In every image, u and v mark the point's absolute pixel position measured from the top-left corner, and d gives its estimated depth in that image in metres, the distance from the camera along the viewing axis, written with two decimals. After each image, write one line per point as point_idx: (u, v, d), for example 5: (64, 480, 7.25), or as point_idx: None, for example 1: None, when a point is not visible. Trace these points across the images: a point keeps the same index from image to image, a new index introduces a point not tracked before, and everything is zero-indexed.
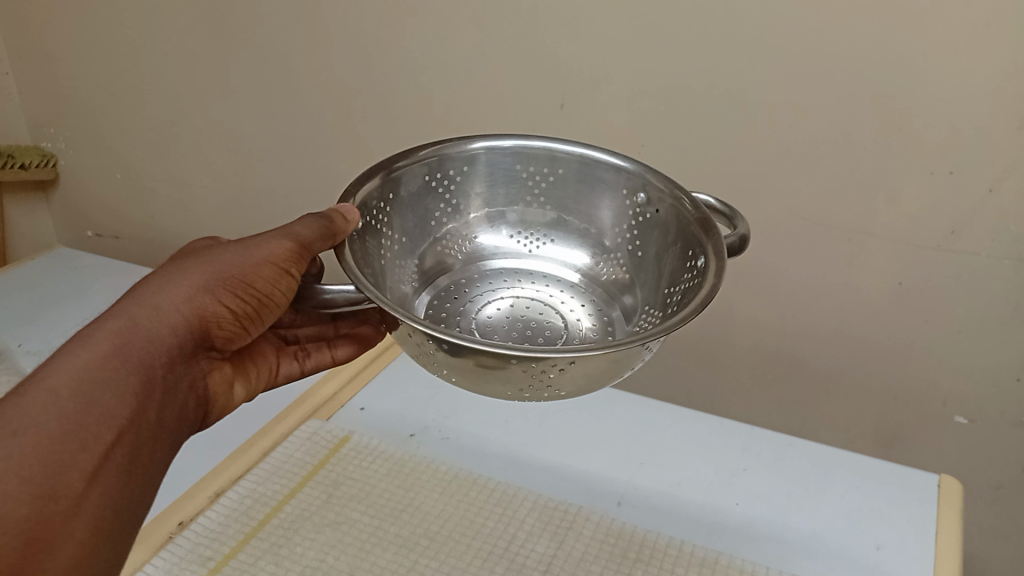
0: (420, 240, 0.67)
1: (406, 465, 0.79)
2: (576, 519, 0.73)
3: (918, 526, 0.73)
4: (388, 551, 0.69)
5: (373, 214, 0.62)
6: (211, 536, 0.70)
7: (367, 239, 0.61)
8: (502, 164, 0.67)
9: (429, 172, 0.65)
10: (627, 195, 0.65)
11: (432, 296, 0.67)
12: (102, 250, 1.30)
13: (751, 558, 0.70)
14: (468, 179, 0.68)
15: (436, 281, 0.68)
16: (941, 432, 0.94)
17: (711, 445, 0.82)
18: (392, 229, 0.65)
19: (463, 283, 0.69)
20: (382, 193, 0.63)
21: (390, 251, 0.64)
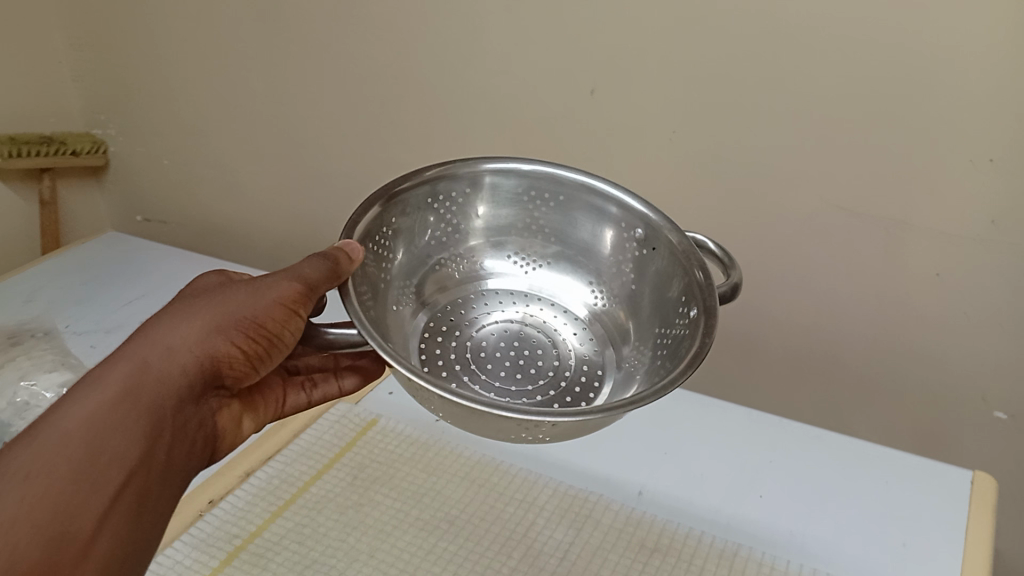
0: (420, 260, 0.69)
1: (430, 449, 0.80)
2: (594, 507, 0.74)
3: (946, 526, 0.72)
4: (408, 533, 0.71)
5: (379, 237, 0.63)
6: (238, 514, 0.72)
7: (370, 262, 0.62)
8: (505, 188, 0.68)
9: (433, 194, 0.67)
10: (626, 229, 0.67)
11: (429, 317, 0.69)
12: (151, 234, 1.34)
13: (771, 551, 0.69)
14: (470, 202, 0.69)
15: (435, 300, 0.70)
16: (980, 429, 0.91)
17: (736, 438, 0.82)
18: (395, 249, 0.66)
19: (461, 300, 0.71)
20: (387, 218, 0.64)
21: (393, 271, 0.66)
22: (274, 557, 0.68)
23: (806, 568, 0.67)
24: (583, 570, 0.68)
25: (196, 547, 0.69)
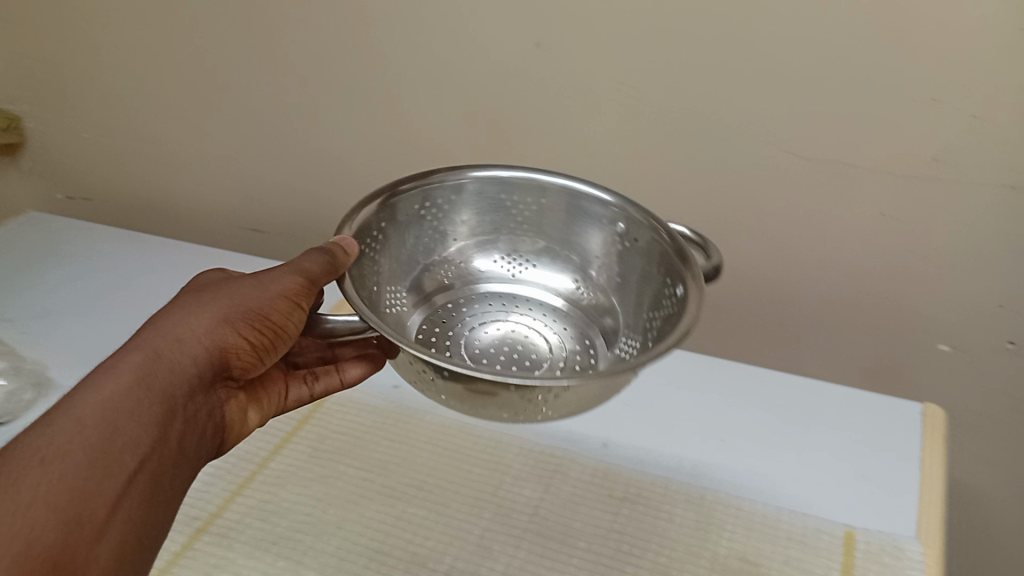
0: (411, 266, 0.71)
1: (391, 417, 0.79)
2: (563, 462, 0.73)
3: (902, 457, 0.74)
4: (376, 501, 0.69)
5: (371, 241, 0.65)
6: (196, 496, 0.70)
7: (364, 264, 0.64)
8: (489, 193, 0.70)
9: (421, 203, 0.69)
10: (609, 225, 0.69)
11: (423, 317, 0.72)
12: (75, 213, 1.28)
13: (737, 491, 0.70)
14: (456, 208, 0.71)
15: (428, 303, 0.73)
16: (925, 361, 0.93)
17: (697, 385, 0.83)
18: (386, 256, 0.68)
19: (456, 303, 0.74)
20: (379, 222, 0.66)
21: (387, 278, 0.68)
22: (239, 535, 0.66)
23: (772, 505, 0.69)
24: (556, 524, 0.67)
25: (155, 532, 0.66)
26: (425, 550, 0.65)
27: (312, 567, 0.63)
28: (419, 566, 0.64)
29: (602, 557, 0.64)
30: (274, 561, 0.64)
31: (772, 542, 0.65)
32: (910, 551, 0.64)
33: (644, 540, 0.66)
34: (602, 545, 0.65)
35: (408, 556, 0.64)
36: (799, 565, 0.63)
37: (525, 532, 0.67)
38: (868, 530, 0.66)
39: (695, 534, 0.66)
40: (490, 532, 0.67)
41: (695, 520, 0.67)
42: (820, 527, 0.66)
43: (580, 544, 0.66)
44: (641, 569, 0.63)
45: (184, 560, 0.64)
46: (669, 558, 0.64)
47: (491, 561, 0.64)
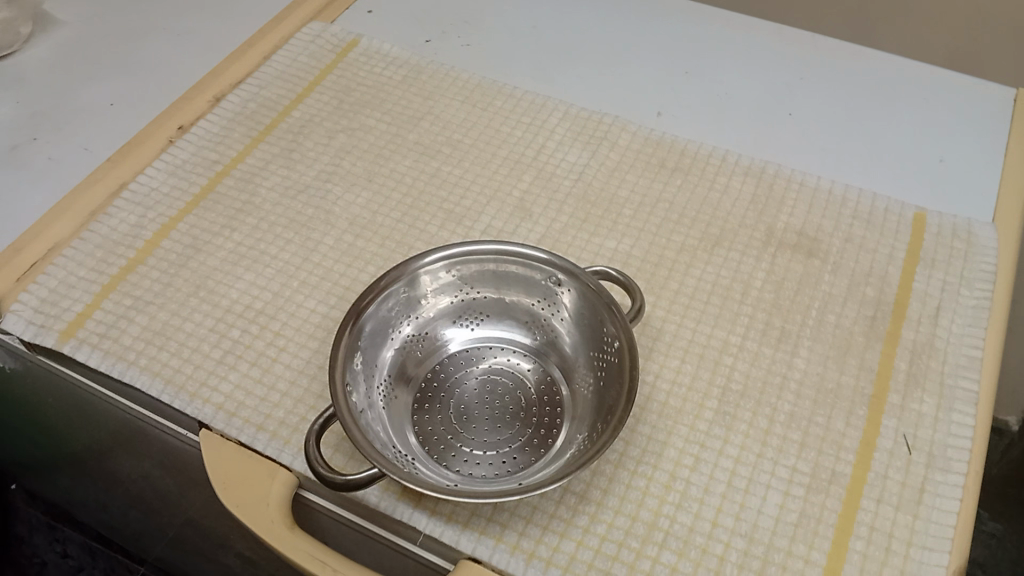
0: (381, 325, 0.49)
1: (423, 73, 0.71)
2: (612, 128, 0.67)
3: (990, 140, 0.66)
4: (408, 157, 0.65)
5: (396, 296, 0.50)
6: (216, 140, 0.66)
7: (379, 316, 0.49)
8: (444, 292, 0.52)
9: (436, 274, 0.51)
10: (582, 366, 0.50)
11: (371, 400, 0.47)
12: None
13: (801, 168, 0.64)
14: (440, 283, 0.51)
15: (372, 390, 0.48)
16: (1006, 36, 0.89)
17: (766, 56, 0.73)
18: (375, 317, 0.48)
19: (384, 434, 0.46)
20: (401, 294, 0.50)
21: (374, 326, 0.48)
22: (263, 184, 0.63)
23: (838, 183, 0.63)
24: (600, 190, 0.63)
25: (173, 175, 0.63)
26: (461, 210, 0.62)
27: (342, 219, 0.61)
28: (456, 224, 0.61)
29: (650, 225, 0.61)
30: (302, 210, 0.61)
31: (834, 218, 0.61)
32: (983, 238, 0.59)
33: (697, 211, 0.62)
34: (650, 213, 0.61)
35: (443, 214, 0.61)
36: (861, 244, 0.60)
37: (568, 197, 0.63)
38: (941, 213, 0.61)
39: (752, 208, 0.62)
40: (531, 195, 0.63)
41: (752, 194, 0.63)
42: (888, 208, 0.61)
43: (625, 212, 0.62)
44: (690, 240, 0.60)
45: (207, 205, 0.62)
46: (720, 231, 0.60)
47: (530, 224, 0.61)
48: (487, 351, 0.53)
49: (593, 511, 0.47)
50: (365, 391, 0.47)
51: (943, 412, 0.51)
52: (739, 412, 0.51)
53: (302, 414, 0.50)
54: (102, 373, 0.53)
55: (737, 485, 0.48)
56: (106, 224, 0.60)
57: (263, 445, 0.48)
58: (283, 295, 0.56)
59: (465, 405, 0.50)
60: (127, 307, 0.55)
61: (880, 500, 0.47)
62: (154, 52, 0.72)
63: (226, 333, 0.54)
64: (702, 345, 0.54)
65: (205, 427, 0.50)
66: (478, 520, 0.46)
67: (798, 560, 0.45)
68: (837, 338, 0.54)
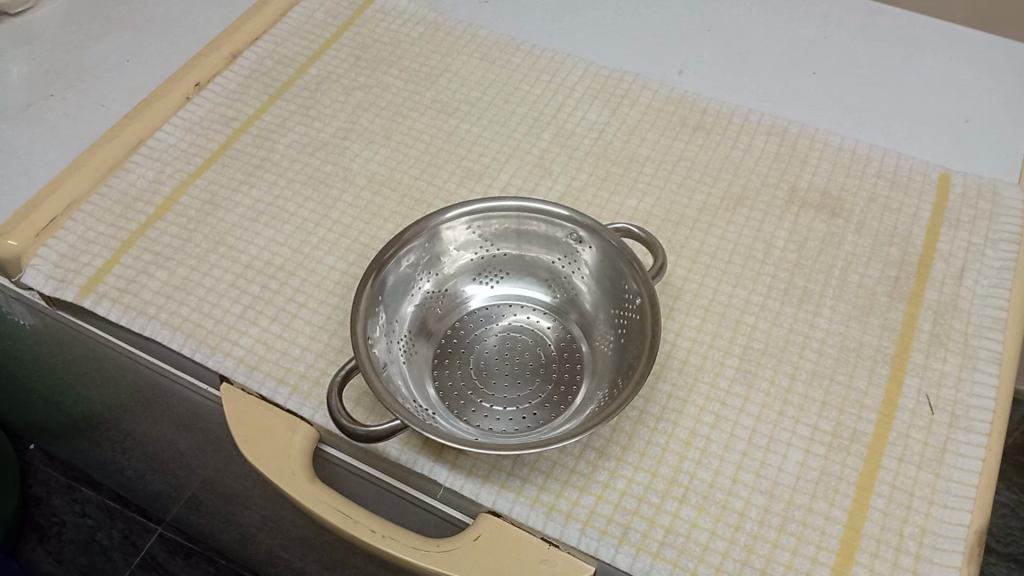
0: (401, 281, 0.49)
1: (441, 31, 0.71)
2: (632, 86, 0.66)
3: (1017, 99, 0.65)
4: (426, 115, 0.65)
5: (415, 252, 0.49)
6: (233, 97, 0.65)
7: (399, 271, 0.49)
8: (463, 249, 0.51)
9: (457, 230, 0.50)
10: (603, 323, 0.50)
11: (392, 354, 0.47)
12: None
13: (824, 128, 0.64)
14: (461, 240, 0.51)
15: (392, 345, 0.47)
16: None
17: (789, 14, 0.72)
18: (395, 272, 0.48)
19: (405, 388, 0.46)
20: (420, 250, 0.49)
21: (394, 282, 0.48)
22: (280, 140, 0.63)
23: (861, 143, 0.62)
24: (620, 148, 0.62)
25: (191, 132, 0.63)
26: (480, 168, 0.61)
27: (360, 176, 0.61)
28: (475, 182, 0.60)
29: (671, 184, 0.60)
30: (321, 167, 0.61)
31: (858, 178, 0.60)
32: (1009, 198, 0.58)
33: (719, 170, 0.61)
34: (671, 172, 0.61)
35: (462, 172, 0.61)
36: (885, 204, 0.59)
37: (588, 155, 0.62)
38: (966, 174, 0.60)
39: (774, 167, 0.61)
40: (551, 153, 0.62)
41: (775, 152, 0.62)
42: (913, 168, 0.61)
43: (645, 171, 0.61)
44: (711, 199, 0.59)
45: (224, 161, 0.61)
46: (742, 190, 0.60)
47: (549, 182, 0.60)
48: (506, 309, 0.52)
49: (613, 466, 0.47)
50: (385, 346, 0.46)
51: (966, 371, 0.51)
52: (760, 370, 0.51)
53: (323, 368, 0.50)
54: (122, 328, 0.53)
55: (757, 443, 0.48)
56: (124, 180, 0.60)
57: (284, 399, 0.48)
58: (301, 251, 0.56)
59: (485, 362, 0.50)
60: (146, 262, 0.55)
61: (902, 459, 0.47)
62: (170, 8, 0.71)
63: (246, 288, 0.54)
64: (723, 304, 0.54)
65: (225, 381, 0.50)
66: (498, 473, 0.46)
67: (819, 516, 0.45)
68: (860, 298, 0.54)
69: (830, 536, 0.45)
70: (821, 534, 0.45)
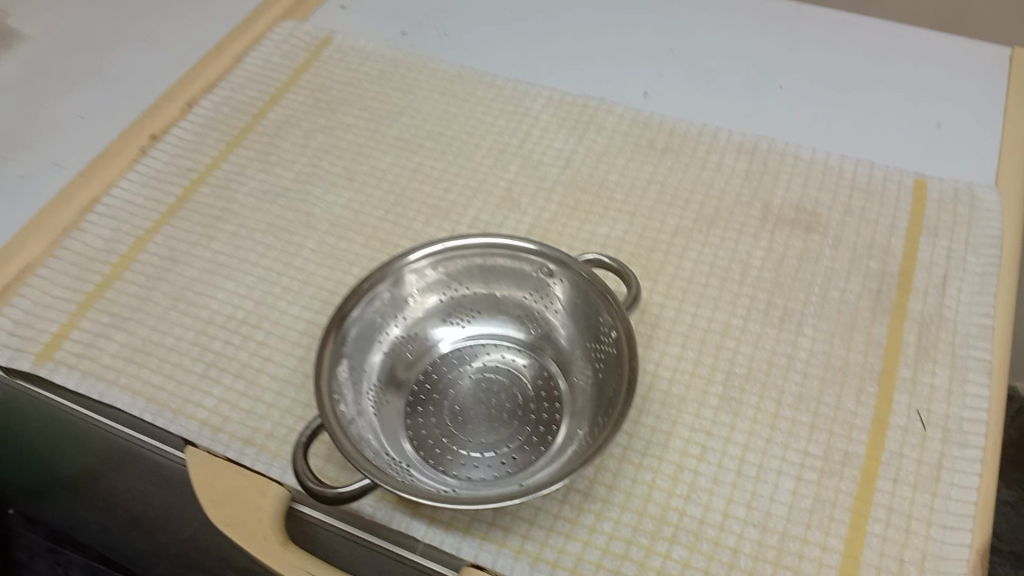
0: (367, 330, 0.47)
1: (400, 67, 0.69)
2: (597, 112, 0.65)
3: (987, 101, 0.64)
4: (389, 153, 0.63)
5: (379, 299, 0.48)
6: (190, 147, 0.64)
7: (364, 320, 0.47)
8: (431, 292, 0.50)
9: (422, 273, 0.49)
10: (580, 356, 0.48)
11: (361, 407, 0.45)
12: None
13: (794, 142, 0.62)
14: (426, 282, 0.49)
15: (362, 398, 0.46)
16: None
17: (752, 29, 0.71)
18: (359, 322, 0.46)
19: (375, 440, 0.44)
20: (385, 297, 0.48)
21: (359, 332, 0.47)
22: (240, 189, 0.61)
23: (833, 154, 0.61)
24: (588, 176, 0.61)
25: (148, 186, 0.61)
26: (446, 204, 0.60)
27: (324, 221, 0.59)
28: (442, 220, 0.59)
29: (642, 209, 0.59)
30: (283, 214, 0.60)
31: (831, 191, 0.59)
32: (986, 202, 0.57)
33: (690, 191, 0.60)
34: (642, 197, 0.60)
35: (428, 210, 0.59)
36: (861, 215, 0.58)
37: (556, 185, 0.61)
38: (941, 179, 0.59)
39: (746, 185, 0.60)
40: (518, 184, 0.61)
41: (746, 170, 0.61)
42: (887, 177, 0.59)
43: (615, 197, 0.60)
44: (684, 222, 0.58)
45: (183, 214, 0.60)
46: (715, 210, 0.58)
47: (518, 215, 0.59)
48: (479, 348, 0.51)
49: (599, 509, 0.45)
50: (353, 399, 0.45)
51: (956, 384, 0.49)
52: (744, 396, 0.49)
53: (291, 426, 0.48)
54: (81, 396, 0.51)
55: (747, 473, 0.46)
56: (80, 240, 0.58)
57: (252, 461, 0.47)
58: (265, 303, 0.54)
59: (460, 405, 0.48)
60: (105, 324, 0.53)
61: (897, 480, 0.46)
62: (122, 60, 0.70)
63: (208, 346, 0.52)
64: (703, 329, 0.52)
65: (190, 444, 0.48)
66: (479, 525, 0.44)
67: (815, 547, 0.43)
68: (841, 314, 0.53)
69: (828, 567, 0.43)
70: (818, 565, 0.43)
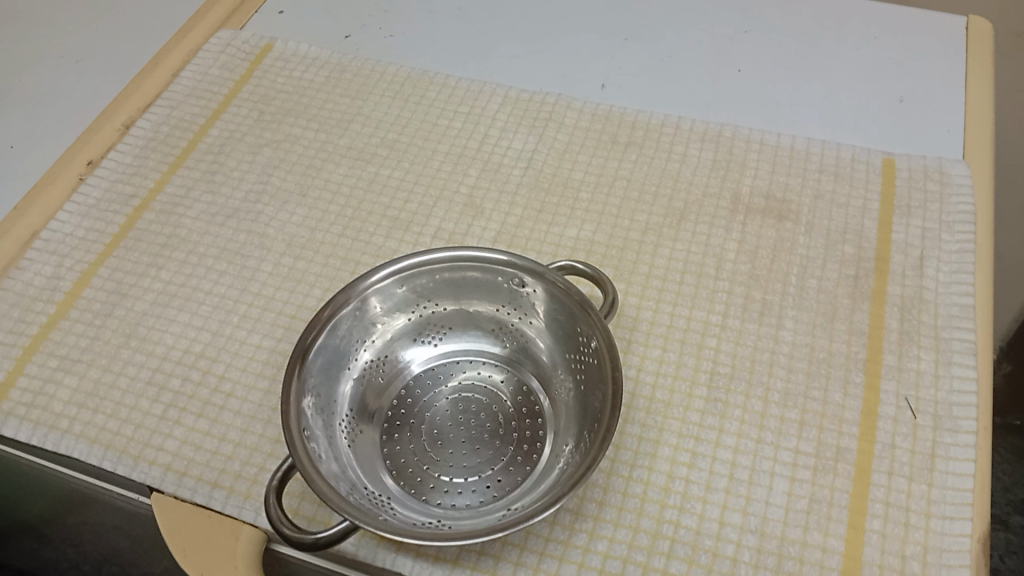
0: (335, 358, 0.45)
1: (347, 72, 0.66)
2: (555, 108, 0.63)
3: (947, 73, 0.63)
4: (342, 165, 0.60)
5: (346, 325, 0.45)
6: (131, 171, 0.61)
7: (332, 348, 0.44)
8: (400, 312, 0.48)
9: (389, 294, 0.46)
10: (561, 370, 0.46)
11: (333, 441, 0.43)
12: None
13: (758, 128, 0.61)
14: (394, 303, 0.47)
15: (334, 431, 0.43)
16: None
17: (706, 12, 0.69)
18: (325, 351, 0.44)
19: (351, 477, 0.42)
20: (352, 322, 0.45)
21: (326, 362, 0.44)
22: (187, 213, 0.58)
23: (799, 138, 0.60)
24: (552, 175, 0.59)
25: (88, 216, 0.58)
26: (406, 215, 0.57)
27: (279, 241, 0.56)
28: (404, 232, 0.56)
29: (610, 206, 0.57)
30: (234, 237, 0.57)
31: (800, 175, 0.58)
32: (957, 177, 0.56)
33: (657, 184, 0.58)
34: (608, 193, 0.58)
35: (388, 222, 0.57)
36: (832, 199, 0.56)
37: (519, 187, 0.58)
38: (909, 157, 0.58)
39: (713, 175, 0.58)
40: (480, 189, 0.58)
41: (712, 159, 0.59)
42: (855, 157, 0.58)
43: (582, 196, 0.58)
44: (654, 218, 0.56)
45: (128, 244, 0.56)
46: (684, 203, 0.57)
47: (482, 221, 0.56)
48: (454, 366, 0.48)
49: (592, 527, 0.43)
50: (324, 434, 0.42)
51: (942, 367, 0.48)
52: (730, 397, 0.48)
53: (261, 464, 0.46)
54: (34, 446, 0.48)
55: (739, 478, 0.45)
56: (20, 279, 0.55)
57: (222, 504, 0.44)
58: (223, 333, 0.51)
59: (438, 429, 0.46)
60: (53, 369, 0.50)
61: (892, 473, 0.44)
62: (53, 81, 0.66)
63: (166, 384, 0.49)
64: (682, 329, 0.51)
65: (155, 491, 0.45)
66: (468, 555, 0.42)
67: (815, 550, 0.42)
68: (822, 304, 0.51)
69: (830, 570, 0.42)
70: (820, 568, 0.42)
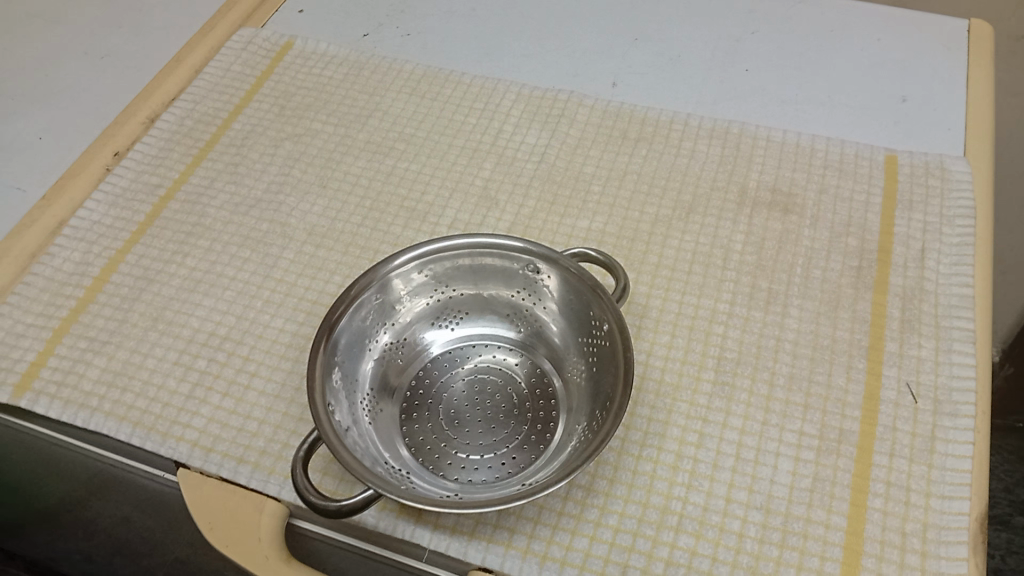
0: (356, 336, 0.46)
1: (364, 69, 0.68)
2: (567, 105, 0.65)
3: (948, 74, 0.65)
4: (361, 158, 0.62)
5: (367, 305, 0.47)
6: (156, 162, 0.63)
7: (354, 328, 0.46)
8: (418, 295, 0.49)
9: (409, 276, 0.48)
10: (574, 352, 0.48)
11: (354, 416, 0.44)
12: None
13: (765, 124, 0.63)
14: (415, 285, 0.49)
15: (356, 408, 0.45)
16: None
17: (715, 13, 0.71)
18: (348, 330, 0.46)
19: (372, 450, 0.43)
20: (373, 303, 0.47)
21: (348, 343, 0.46)
22: (211, 203, 0.60)
23: (804, 135, 0.61)
24: (564, 170, 0.61)
25: (115, 206, 0.60)
26: (424, 206, 0.59)
27: (300, 230, 0.58)
28: (420, 222, 0.58)
29: (620, 200, 0.59)
30: (256, 225, 0.58)
31: (805, 170, 0.59)
32: (957, 173, 0.58)
33: (667, 178, 0.60)
34: (618, 187, 0.59)
35: (405, 213, 0.59)
36: (836, 194, 0.58)
37: (532, 180, 0.60)
38: (911, 154, 0.60)
39: (720, 170, 0.60)
40: (494, 182, 0.60)
41: (719, 154, 0.61)
42: (858, 154, 0.60)
43: (593, 189, 0.59)
44: (663, 210, 0.58)
45: (154, 232, 0.58)
46: (693, 197, 0.59)
47: (497, 213, 0.58)
48: (470, 349, 0.50)
49: (603, 503, 0.45)
50: (347, 409, 0.44)
51: (942, 354, 0.50)
52: (737, 381, 0.49)
53: (284, 441, 0.47)
54: (65, 424, 0.49)
55: (746, 457, 0.46)
56: (48, 265, 0.56)
57: (247, 479, 0.46)
58: (246, 317, 0.53)
59: (455, 409, 0.48)
60: (82, 350, 0.52)
61: (893, 454, 0.46)
62: (79, 76, 0.68)
63: (192, 365, 0.51)
64: (691, 316, 0.52)
65: (182, 466, 0.47)
66: (483, 528, 0.44)
67: (819, 525, 0.44)
68: (825, 293, 0.53)
69: (833, 545, 0.43)
70: (823, 543, 0.43)
